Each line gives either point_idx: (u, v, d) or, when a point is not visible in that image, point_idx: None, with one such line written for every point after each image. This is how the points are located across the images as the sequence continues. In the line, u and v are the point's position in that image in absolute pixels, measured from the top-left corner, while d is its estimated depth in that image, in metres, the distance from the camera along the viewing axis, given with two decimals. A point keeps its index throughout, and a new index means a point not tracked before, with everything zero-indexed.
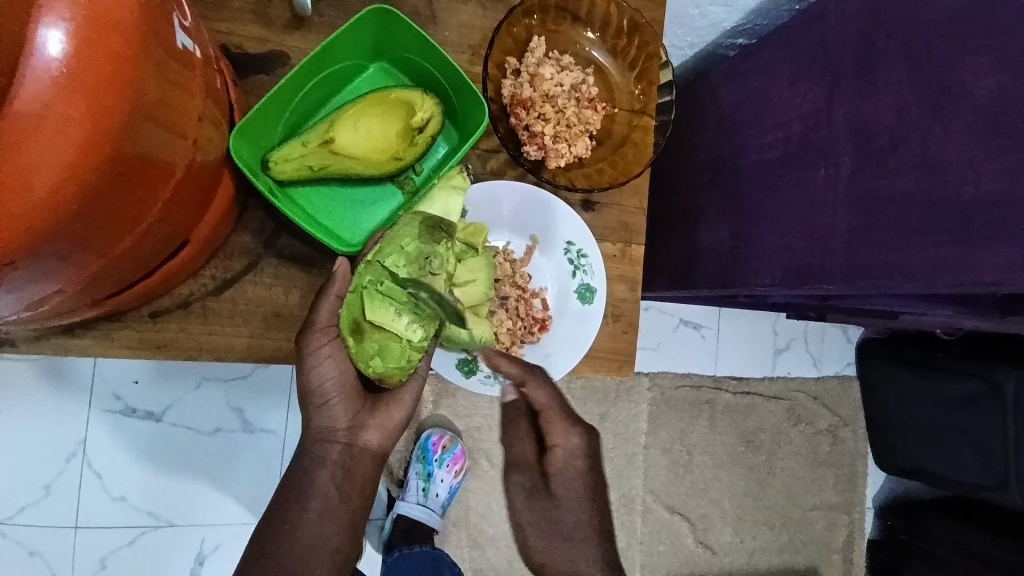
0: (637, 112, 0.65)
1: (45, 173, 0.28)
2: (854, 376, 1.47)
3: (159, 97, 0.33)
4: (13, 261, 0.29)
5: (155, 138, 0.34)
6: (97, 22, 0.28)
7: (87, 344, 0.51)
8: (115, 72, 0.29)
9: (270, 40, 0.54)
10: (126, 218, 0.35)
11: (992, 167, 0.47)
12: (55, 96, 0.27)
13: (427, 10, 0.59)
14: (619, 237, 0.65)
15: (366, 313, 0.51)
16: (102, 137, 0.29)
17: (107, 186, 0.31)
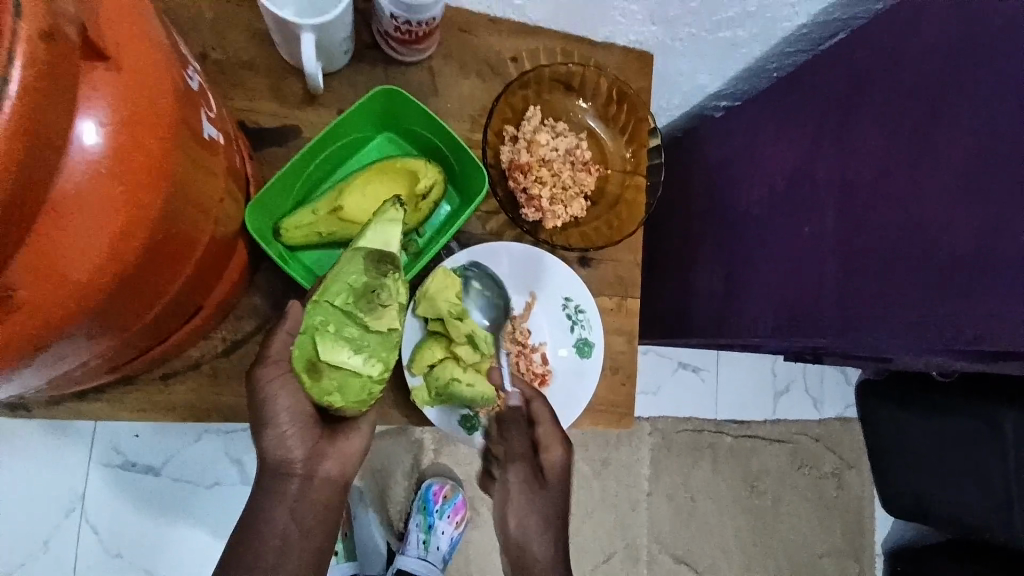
0: (629, 172, 0.69)
1: (82, 266, 0.29)
2: (854, 418, 1.47)
3: (186, 183, 0.35)
4: (47, 346, 0.31)
5: (182, 221, 0.36)
6: (143, 125, 0.30)
7: (100, 407, 0.52)
8: (150, 166, 0.31)
9: (285, 115, 0.58)
10: (150, 295, 0.36)
11: (966, 229, 0.49)
12: (103, 196, 0.29)
13: (430, 83, 0.63)
14: (615, 292, 0.67)
15: (318, 353, 0.48)
16: (136, 228, 0.31)
17: (138, 272, 0.33)
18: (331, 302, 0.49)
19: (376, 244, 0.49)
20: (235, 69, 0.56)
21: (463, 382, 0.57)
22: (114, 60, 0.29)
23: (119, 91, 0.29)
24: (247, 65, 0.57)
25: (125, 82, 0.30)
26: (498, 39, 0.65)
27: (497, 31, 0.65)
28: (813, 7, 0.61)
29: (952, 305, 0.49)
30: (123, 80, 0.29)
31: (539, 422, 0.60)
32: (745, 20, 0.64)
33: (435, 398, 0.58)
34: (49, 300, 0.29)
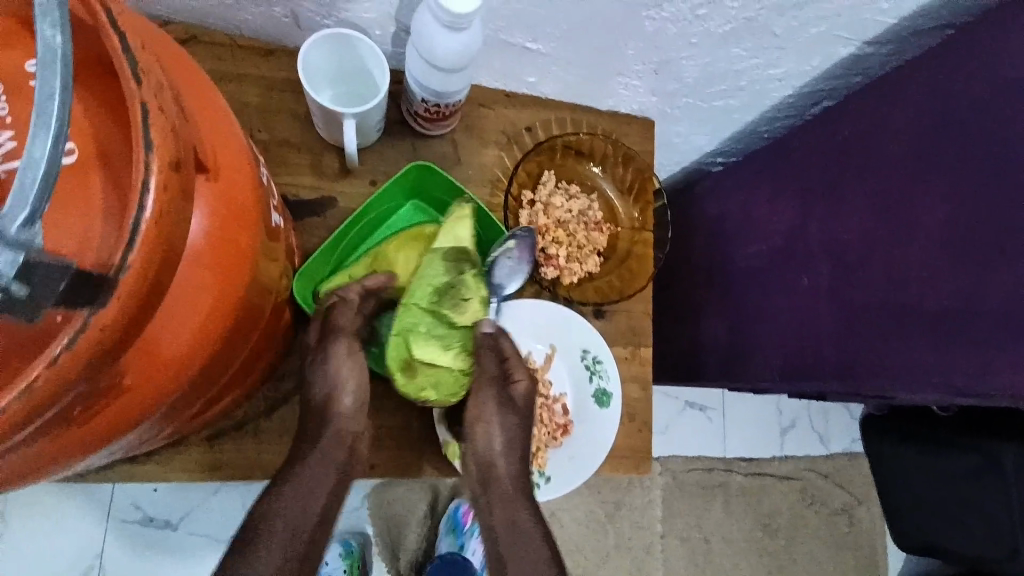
0: (637, 228, 0.74)
1: (179, 345, 0.34)
2: (861, 453, 1.48)
3: (259, 264, 0.39)
4: (142, 416, 0.35)
5: (254, 298, 0.40)
6: (231, 224, 0.35)
7: (148, 469, 0.55)
8: (235, 253, 0.35)
9: (322, 188, 0.63)
10: (223, 363, 0.40)
11: (950, 286, 0.53)
12: (197, 287, 0.34)
13: (453, 153, 0.69)
14: (629, 341, 0.71)
15: (414, 353, 0.53)
16: (221, 307, 0.35)
17: (218, 346, 0.37)
18: (419, 302, 0.54)
19: (450, 245, 0.56)
20: (278, 149, 0.62)
21: None
22: (212, 171, 0.34)
23: (214, 198, 0.34)
24: (290, 144, 0.63)
25: (219, 190, 0.34)
26: (513, 112, 0.71)
27: (512, 104, 0.71)
28: (797, 81, 0.68)
29: (946, 354, 0.53)
30: (218, 188, 0.34)
31: (510, 355, 0.60)
32: (737, 92, 0.70)
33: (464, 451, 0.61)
34: (147, 381, 0.33)
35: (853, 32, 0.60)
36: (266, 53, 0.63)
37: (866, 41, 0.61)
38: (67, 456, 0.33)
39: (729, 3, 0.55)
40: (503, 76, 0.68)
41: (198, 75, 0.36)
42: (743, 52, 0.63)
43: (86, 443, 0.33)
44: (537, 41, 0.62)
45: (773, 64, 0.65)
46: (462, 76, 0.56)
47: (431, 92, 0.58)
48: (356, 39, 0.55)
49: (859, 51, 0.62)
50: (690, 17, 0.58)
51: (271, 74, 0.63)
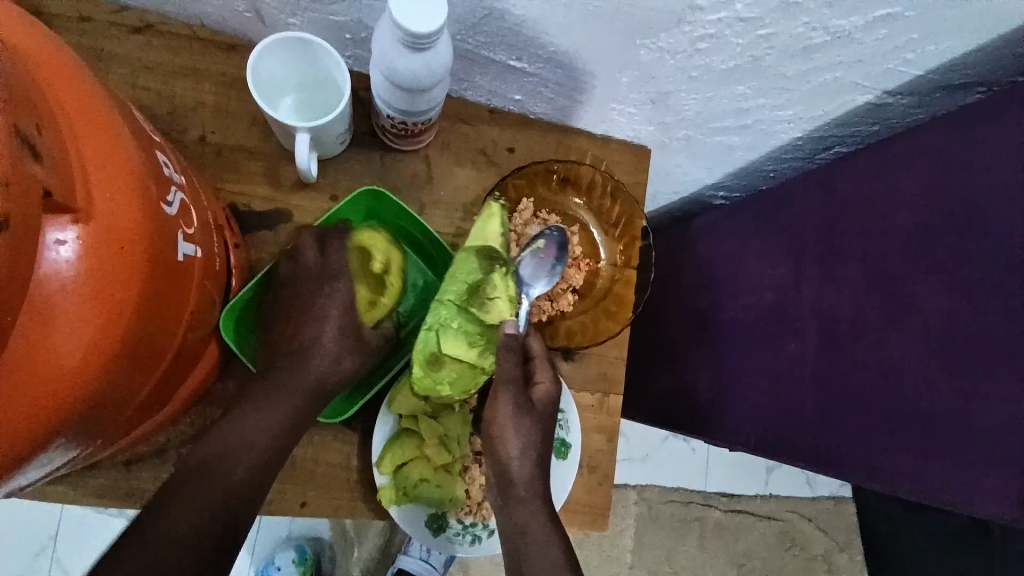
0: (619, 266, 0.68)
1: (46, 382, 0.30)
2: (849, 499, 1.42)
3: (161, 292, 0.35)
4: (9, 462, 0.31)
5: (156, 330, 0.36)
6: (110, 273, 0.31)
7: (61, 491, 0.53)
8: (121, 283, 0.32)
9: (276, 199, 0.59)
10: (121, 399, 0.36)
11: (947, 387, 0.49)
12: (60, 345, 0.30)
13: (425, 171, 0.63)
14: (598, 388, 0.66)
15: (443, 349, 0.54)
16: (104, 340, 0.32)
17: (105, 383, 0.33)
18: (452, 299, 0.53)
19: (483, 244, 0.54)
20: (231, 155, 0.58)
21: (432, 483, 0.57)
22: (84, 213, 0.30)
23: (87, 244, 0.30)
24: (245, 150, 0.58)
25: (95, 234, 0.30)
26: (495, 130, 0.66)
27: (494, 121, 0.66)
28: (807, 124, 0.61)
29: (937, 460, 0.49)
30: (91, 232, 0.30)
31: (533, 355, 0.59)
32: (740, 130, 0.64)
33: (400, 498, 0.56)
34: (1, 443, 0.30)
35: (871, 79, 0.53)
36: (228, 48, 0.58)
37: (887, 91, 0.55)
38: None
39: (736, 40, 0.49)
40: (485, 91, 0.63)
41: (88, 91, 0.32)
42: (748, 90, 0.57)
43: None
44: (522, 60, 0.56)
45: (781, 106, 0.59)
46: (429, 97, 0.50)
47: (395, 108, 0.52)
48: (316, 46, 0.49)
49: (878, 99, 0.56)
50: (689, 50, 0.51)
51: (231, 72, 0.58)
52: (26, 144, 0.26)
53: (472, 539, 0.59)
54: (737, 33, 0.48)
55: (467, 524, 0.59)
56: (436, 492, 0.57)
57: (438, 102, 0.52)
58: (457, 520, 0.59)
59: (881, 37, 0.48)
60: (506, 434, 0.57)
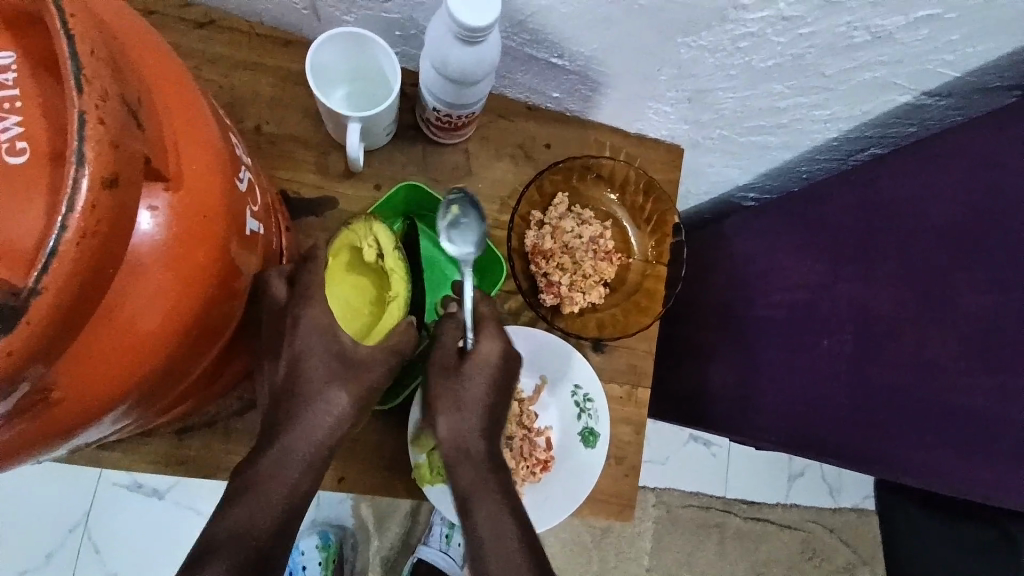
0: (650, 261, 0.70)
1: (125, 341, 0.32)
2: (873, 511, 1.40)
3: (228, 266, 0.37)
4: (90, 413, 0.34)
5: (222, 301, 0.38)
6: (192, 239, 0.33)
7: (117, 457, 0.56)
8: (195, 252, 0.34)
9: (324, 187, 0.61)
10: (186, 365, 0.39)
11: None
12: (140, 308, 0.32)
13: (465, 164, 0.66)
14: (627, 379, 0.67)
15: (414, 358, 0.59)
16: (178, 305, 0.34)
17: (176, 348, 0.36)
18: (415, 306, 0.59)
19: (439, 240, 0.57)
20: (284, 143, 0.61)
21: None
22: (174, 182, 0.32)
23: (174, 211, 0.32)
24: (296, 140, 0.61)
25: (182, 202, 0.33)
26: (533, 126, 0.68)
27: (533, 118, 0.68)
28: (843, 125, 0.62)
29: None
30: (179, 200, 0.32)
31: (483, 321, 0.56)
32: (776, 130, 0.65)
33: (435, 477, 0.58)
34: (83, 393, 0.32)
35: (910, 80, 0.54)
36: (284, 43, 0.61)
37: (926, 91, 0.56)
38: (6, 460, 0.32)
39: (777, 38, 0.50)
40: (525, 88, 0.65)
41: (177, 73, 0.35)
42: (786, 89, 0.58)
43: (22, 448, 0.33)
44: (564, 58, 0.58)
45: (819, 105, 0.59)
46: (476, 90, 0.53)
47: (442, 101, 0.55)
48: (374, 42, 0.53)
49: (916, 100, 0.57)
50: (730, 49, 0.53)
51: (286, 66, 0.61)
52: (129, 109, 0.28)
53: None
54: (778, 32, 0.50)
55: None
56: None
57: (484, 96, 0.55)
58: None
59: (922, 37, 0.49)
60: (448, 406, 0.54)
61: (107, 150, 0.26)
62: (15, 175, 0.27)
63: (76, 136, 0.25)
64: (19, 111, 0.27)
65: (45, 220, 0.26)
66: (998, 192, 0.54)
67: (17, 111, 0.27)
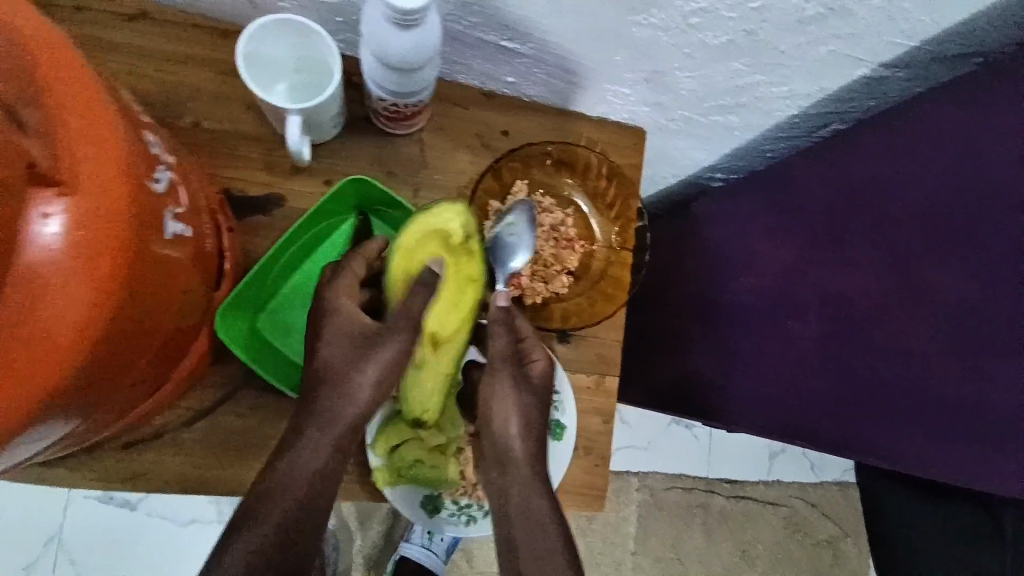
0: (615, 248, 0.68)
1: (32, 355, 0.30)
2: (854, 484, 1.42)
3: (151, 272, 0.35)
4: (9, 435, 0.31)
5: (146, 309, 0.36)
6: (96, 246, 0.31)
7: (64, 474, 0.54)
8: (106, 258, 0.32)
9: (271, 184, 0.59)
10: (114, 378, 0.37)
11: None
12: (47, 319, 0.30)
13: (419, 154, 0.63)
14: (595, 369, 0.66)
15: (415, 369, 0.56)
16: (93, 315, 0.32)
17: (96, 361, 0.33)
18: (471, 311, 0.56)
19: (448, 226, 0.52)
20: (225, 140, 0.58)
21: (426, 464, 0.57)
22: (70, 186, 0.30)
23: (73, 216, 0.30)
24: (239, 136, 0.58)
25: (81, 207, 0.30)
26: (490, 113, 0.65)
27: (489, 105, 0.66)
28: (804, 102, 0.61)
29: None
30: (77, 204, 0.30)
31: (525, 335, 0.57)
32: (737, 109, 0.63)
33: (396, 479, 0.57)
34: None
35: (867, 53, 0.53)
36: (222, 33, 0.58)
37: (883, 64, 0.54)
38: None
39: (727, 14, 0.49)
40: (479, 74, 0.63)
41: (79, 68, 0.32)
42: (744, 67, 0.56)
43: None
44: (514, 41, 0.56)
45: (778, 83, 0.58)
46: (421, 76, 0.50)
47: (388, 90, 0.52)
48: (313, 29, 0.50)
49: (874, 73, 0.55)
50: (681, 26, 0.51)
51: (223, 57, 0.58)
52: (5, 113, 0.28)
53: (467, 520, 0.59)
54: (729, 7, 0.48)
55: (462, 505, 0.58)
56: (430, 472, 0.57)
57: (430, 81, 0.52)
58: (453, 500, 0.59)
59: (876, 9, 0.47)
60: (506, 408, 0.55)
61: None
62: None
63: None
64: None
65: None
66: (958, 164, 0.51)
67: None
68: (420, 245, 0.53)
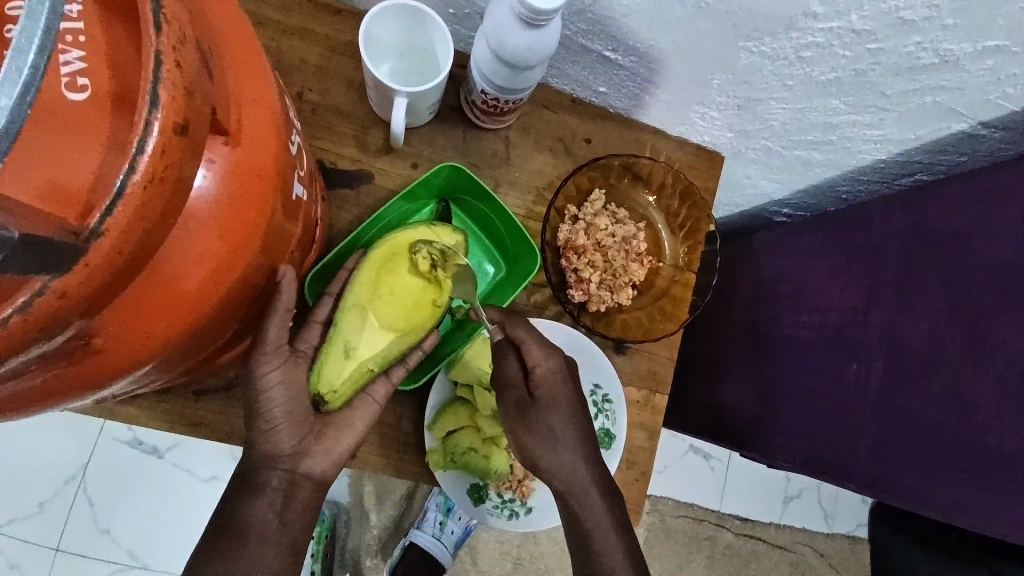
0: (680, 268, 0.69)
1: (173, 289, 0.32)
2: (865, 540, 1.39)
3: (274, 230, 0.37)
4: (138, 361, 0.34)
5: (264, 261, 0.38)
6: (244, 201, 0.33)
7: (131, 413, 0.55)
8: (250, 207, 0.33)
9: (362, 162, 0.61)
10: (222, 324, 0.38)
11: None
12: (189, 262, 0.32)
13: (504, 151, 0.65)
14: (645, 385, 0.66)
15: (323, 359, 0.51)
16: (230, 259, 0.34)
17: (219, 304, 0.35)
18: (383, 324, 0.53)
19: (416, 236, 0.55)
20: (326, 113, 0.60)
21: (479, 453, 0.60)
22: (234, 140, 0.32)
23: (230, 166, 0.32)
24: (338, 111, 0.60)
25: (237, 158, 0.32)
26: (575, 119, 0.66)
27: (576, 111, 0.66)
28: (893, 147, 0.61)
29: (992, 497, 0.52)
30: (235, 157, 0.32)
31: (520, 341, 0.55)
32: (824, 146, 0.64)
33: (448, 463, 0.59)
34: (103, 341, 0.31)
35: (969, 108, 0.54)
36: (334, 10, 0.60)
37: (983, 122, 0.55)
38: (21, 404, 0.33)
39: (843, 52, 0.50)
40: (572, 81, 0.64)
41: (242, 27, 0.34)
42: (843, 106, 0.57)
43: (72, 387, 0.33)
44: (617, 52, 0.57)
45: (872, 125, 0.59)
46: (530, 75, 0.52)
47: (493, 85, 0.53)
48: (431, 21, 0.53)
49: (973, 130, 0.56)
50: (790, 58, 0.52)
51: (334, 34, 0.60)
52: (202, 58, 0.27)
53: (510, 514, 0.62)
54: (846, 45, 0.49)
55: (506, 499, 0.62)
56: (482, 462, 0.60)
57: (535, 82, 0.54)
58: (498, 494, 0.62)
59: (986, 68, 0.49)
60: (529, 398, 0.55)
61: (181, 95, 0.25)
62: (72, 113, 0.26)
63: (151, 75, 0.24)
64: (81, 45, 0.27)
65: (100, 159, 0.26)
66: None
67: (83, 45, 0.27)
68: (409, 247, 0.55)
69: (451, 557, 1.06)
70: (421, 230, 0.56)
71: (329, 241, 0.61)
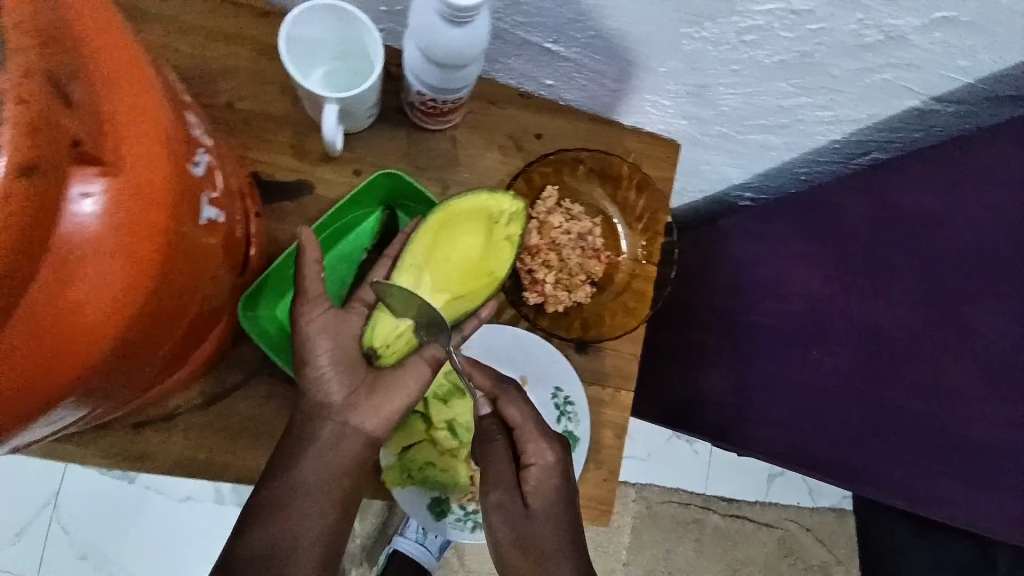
0: (640, 260, 0.68)
1: (64, 325, 0.30)
2: (850, 511, 1.40)
3: (180, 251, 0.35)
4: (47, 403, 0.32)
5: (175, 282, 0.35)
6: (136, 228, 0.30)
7: (70, 451, 0.53)
8: (144, 233, 0.31)
9: (301, 171, 0.58)
10: (139, 353, 0.36)
11: None
12: (80, 295, 0.29)
13: (451, 151, 0.62)
14: (610, 382, 0.64)
15: (380, 314, 0.53)
16: (132, 286, 0.31)
17: (129, 331, 0.33)
18: (441, 288, 0.54)
19: (472, 202, 0.53)
20: (259, 123, 0.58)
21: (437, 467, 0.59)
22: (113, 169, 0.29)
23: (112, 197, 0.29)
24: (271, 120, 0.58)
25: (120, 187, 0.30)
26: (524, 113, 0.64)
27: (524, 106, 0.64)
28: (847, 127, 0.60)
29: None
30: (118, 184, 0.29)
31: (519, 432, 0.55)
32: (779, 129, 0.62)
33: (405, 479, 0.58)
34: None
35: (920, 84, 0.52)
36: (260, 13, 0.57)
37: (935, 97, 0.54)
38: None
39: (785, 33, 0.48)
40: (518, 74, 0.62)
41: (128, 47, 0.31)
42: (792, 88, 0.55)
43: None
44: (559, 42, 0.55)
45: (824, 106, 0.57)
46: (466, 72, 0.49)
47: (430, 85, 0.51)
48: (359, 20, 0.50)
49: (925, 105, 0.55)
50: (734, 42, 0.50)
51: (262, 38, 0.57)
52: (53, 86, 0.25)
53: (474, 526, 0.60)
54: (787, 26, 0.47)
55: (470, 511, 0.60)
56: (441, 475, 0.59)
57: (473, 80, 0.51)
58: (461, 506, 0.60)
59: (935, 41, 0.47)
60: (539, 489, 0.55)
61: None
62: None
63: None
64: None
65: None
66: None
67: None
68: (468, 215, 0.53)
69: (437, 560, 1.05)
70: (478, 193, 0.52)
71: (270, 256, 0.58)
